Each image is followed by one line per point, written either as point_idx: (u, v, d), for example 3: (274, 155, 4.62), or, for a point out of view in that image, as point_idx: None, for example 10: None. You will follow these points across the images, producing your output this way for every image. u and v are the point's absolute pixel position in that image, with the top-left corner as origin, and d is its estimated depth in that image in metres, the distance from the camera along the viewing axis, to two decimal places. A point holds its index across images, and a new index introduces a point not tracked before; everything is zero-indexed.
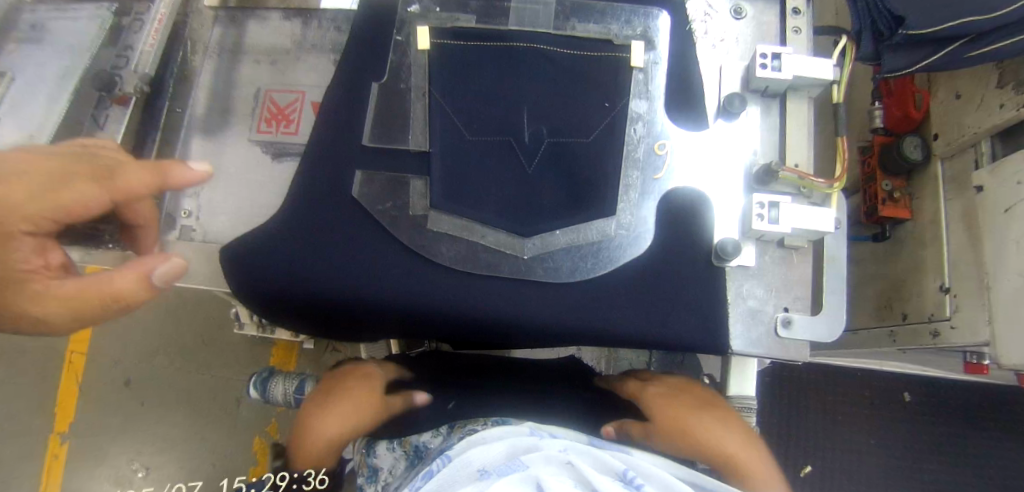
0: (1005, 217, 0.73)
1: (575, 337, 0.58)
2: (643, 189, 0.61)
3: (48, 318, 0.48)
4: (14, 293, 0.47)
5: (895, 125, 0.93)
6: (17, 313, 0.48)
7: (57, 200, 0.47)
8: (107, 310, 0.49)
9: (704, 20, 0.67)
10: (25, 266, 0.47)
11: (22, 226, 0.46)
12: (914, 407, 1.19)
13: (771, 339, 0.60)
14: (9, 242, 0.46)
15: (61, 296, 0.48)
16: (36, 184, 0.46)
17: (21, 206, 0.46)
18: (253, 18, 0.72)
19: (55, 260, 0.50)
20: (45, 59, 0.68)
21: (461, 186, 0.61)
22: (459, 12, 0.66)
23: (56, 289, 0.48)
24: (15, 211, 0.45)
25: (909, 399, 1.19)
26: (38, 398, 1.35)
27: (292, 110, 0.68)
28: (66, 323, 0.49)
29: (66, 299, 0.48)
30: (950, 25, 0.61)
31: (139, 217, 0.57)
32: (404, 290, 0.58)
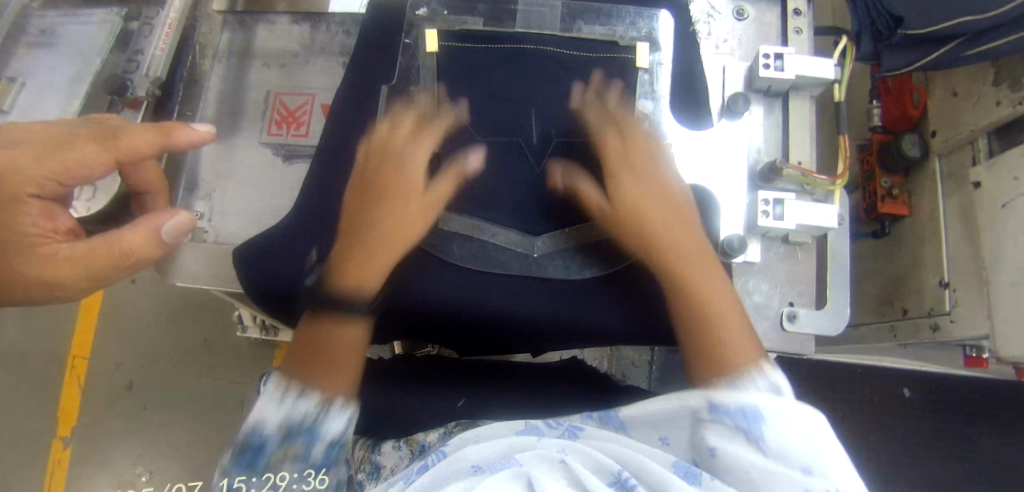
0: (1003, 212, 0.74)
1: (589, 334, 0.60)
2: None
3: (59, 279, 0.51)
4: (28, 254, 0.51)
5: (892, 122, 0.95)
6: (32, 278, 0.51)
7: (58, 160, 0.50)
8: (115, 269, 0.51)
9: (708, 21, 0.68)
10: (35, 230, 0.51)
11: (29, 188, 0.50)
12: (914, 403, 1.21)
13: (778, 333, 0.60)
14: (18, 205, 0.49)
15: (72, 256, 0.51)
16: (40, 147, 0.49)
17: (28, 168, 0.49)
18: (262, 22, 0.73)
19: (64, 227, 0.53)
20: (55, 63, 0.69)
21: (471, 187, 0.62)
22: (467, 16, 0.67)
23: (67, 250, 0.51)
24: (24, 173, 0.49)
25: (909, 395, 1.21)
26: (42, 403, 1.35)
27: (302, 112, 0.69)
28: (78, 283, 0.52)
29: (79, 259, 0.50)
30: (949, 26, 0.62)
31: (147, 181, 0.57)
32: (419, 288, 0.60)
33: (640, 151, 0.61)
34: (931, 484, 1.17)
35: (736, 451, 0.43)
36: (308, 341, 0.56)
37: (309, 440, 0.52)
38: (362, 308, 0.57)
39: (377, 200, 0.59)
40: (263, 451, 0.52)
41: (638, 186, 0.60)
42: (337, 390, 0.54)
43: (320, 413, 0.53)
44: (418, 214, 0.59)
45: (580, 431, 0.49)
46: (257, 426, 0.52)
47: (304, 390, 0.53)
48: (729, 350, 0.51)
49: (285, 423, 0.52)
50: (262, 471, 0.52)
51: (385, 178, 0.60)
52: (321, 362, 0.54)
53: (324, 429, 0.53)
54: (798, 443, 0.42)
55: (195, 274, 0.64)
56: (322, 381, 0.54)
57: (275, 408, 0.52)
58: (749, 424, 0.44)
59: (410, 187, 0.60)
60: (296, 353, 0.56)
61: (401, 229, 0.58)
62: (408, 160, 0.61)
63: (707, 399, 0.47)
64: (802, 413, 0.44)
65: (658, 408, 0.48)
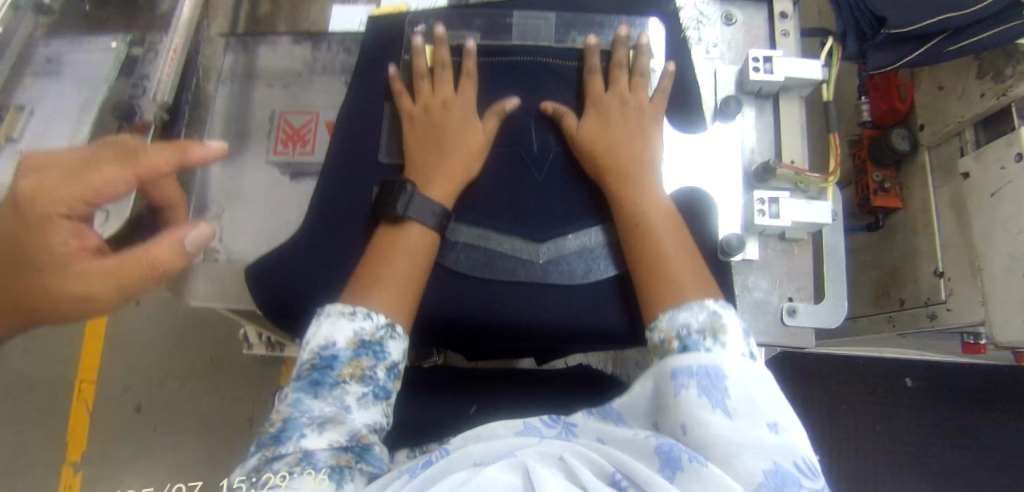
0: (992, 201, 0.76)
1: (596, 336, 0.62)
2: None
3: (89, 295, 0.51)
4: (58, 272, 0.51)
5: (881, 117, 0.97)
6: (59, 294, 0.51)
7: (86, 183, 0.51)
8: (143, 282, 0.52)
9: (698, 27, 0.70)
10: (62, 249, 0.51)
11: (58, 209, 0.50)
12: (916, 391, 1.22)
13: (778, 327, 0.62)
14: (49, 226, 0.50)
15: (101, 271, 0.51)
16: (68, 172, 0.51)
17: (56, 190, 0.50)
18: (263, 43, 0.75)
19: (92, 244, 0.53)
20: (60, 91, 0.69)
21: (475, 198, 0.64)
22: (463, 30, 0.69)
23: (95, 266, 0.51)
24: (53, 194, 0.50)
25: (910, 384, 1.23)
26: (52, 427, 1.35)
27: (307, 130, 0.71)
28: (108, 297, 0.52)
29: (108, 274, 0.51)
30: (929, 23, 0.64)
31: (169, 196, 0.60)
32: (429, 298, 0.62)
33: (612, 108, 0.63)
34: (935, 471, 1.19)
35: (690, 407, 0.44)
36: (371, 259, 0.57)
37: (375, 359, 0.52)
38: (430, 219, 0.59)
39: (427, 150, 0.62)
40: (332, 368, 0.51)
41: (602, 129, 0.61)
42: (398, 314, 0.54)
43: (386, 331, 0.53)
44: (469, 158, 0.62)
45: (574, 427, 0.51)
46: (328, 343, 0.52)
47: (372, 309, 0.53)
48: (678, 279, 0.53)
49: (358, 337, 0.52)
50: (327, 392, 0.50)
51: (433, 127, 0.63)
52: (384, 275, 0.56)
53: (387, 350, 0.53)
54: (751, 403, 0.44)
55: (210, 293, 0.66)
56: (385, 297, 0.54)
57: (347, 326, 0.52)
58: (709, 384, 0.45)
59: (463, 119, 0.63)
60: (363, 268, 0.57)
61: (457, 175, 0.61)
62: (456, 97, 0.64)
63: (668, 361, 0.48)
64: (750, 372, 0.46)
65: (639, 391, 0.50)
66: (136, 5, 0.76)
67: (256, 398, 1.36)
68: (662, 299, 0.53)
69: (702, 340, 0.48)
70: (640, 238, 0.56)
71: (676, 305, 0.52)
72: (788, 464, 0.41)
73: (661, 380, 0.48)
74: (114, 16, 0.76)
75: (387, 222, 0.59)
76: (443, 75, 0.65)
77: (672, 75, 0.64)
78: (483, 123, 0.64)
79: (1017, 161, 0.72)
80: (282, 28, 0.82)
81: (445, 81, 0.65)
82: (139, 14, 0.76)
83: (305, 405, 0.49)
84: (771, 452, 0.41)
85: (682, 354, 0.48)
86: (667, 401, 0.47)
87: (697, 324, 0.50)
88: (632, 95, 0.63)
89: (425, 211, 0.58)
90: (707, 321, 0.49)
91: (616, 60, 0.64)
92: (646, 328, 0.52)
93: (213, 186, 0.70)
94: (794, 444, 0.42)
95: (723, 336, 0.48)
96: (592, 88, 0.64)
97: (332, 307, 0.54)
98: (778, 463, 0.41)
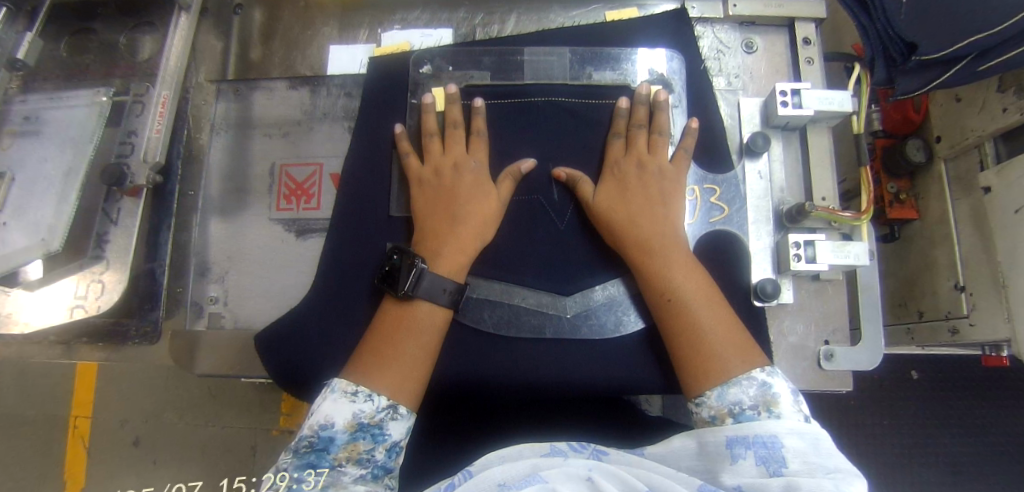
0: (1016, 217, 0.71)
1: (624, 390, 0.60)
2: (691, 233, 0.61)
3: None
4: None
5: (893, 127, 0.95)
6: None
7: None
8: None
9: (718, 57, 0.68)
10: None
11: None
12: (923, 386, 1.07)
13: (815, 372, 0.61)
14: None
15: None
16: None
17: None
18: (258, 90, 0.70)
19: None
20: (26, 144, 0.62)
21: (497, 253, 0.62)
22: (472, 70, 0.66)
23: None
24: None
25: (918, 377, 1.07)
26: (37, 470, 1.26)
27: (311, 184, 0.67)
28: None
29: None
30: (962, 46, 0.61)
31: None
32: (452, 359, 0.60)
33: (630, 172, 0.59)
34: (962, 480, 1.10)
35: (750, 477, 0.43)
36: (377, 335, 0.53)
37: (373, 441, 0.47)
38: (441, 298, 0.54)
39: (433, 217, 0.58)
40: (328, 451, 0.46)
41: (620, 195, 0.58)
42: (404, 394, 0.50)
43: (387, 413, 0.48)
44: (481, 225, 0.57)
45: (604, 455, 0.49)
46: (326, 422, 0.47)
47: (375, 390, 0.49)
48: (721, 353, 0.50)
49: (356, 419, 0.48)
50: (322, 474, 0.45)
51: (442, 192, 0.59)
52: (393, 355, 0.51)
53: (387, 431, 0.48)
54: (813, 470, 0.42)
55: (217, 364, 0.63)
56: (390, 380, 0.49)
57: (345, 407, 0.48)
58: (767, 453, 0.44)
59: (477, 183, 0.59)
60: (369, 345, 0.52)
61: (469, 244, 0.57)
62: (467, 158, 0.60)
63: (719, 431, 0.47)
64: (807, 439, 0.44)
65: (679, 446, 0.49)
66: (116, 53, 0.71)
67: (258, 427, 1.23)
68: (705, 373, 0.50)
69: (757, 415, 0.47)
70: (672, 312, 0.53)
71: (724, 380, 0.50)
72: None
73: (712, 447, 0.47)
74: (94, 63, 0.71)
75: (394, 296, 0.55)
76: (455, 137, 0.61)
77: (695, 132, 0.61)
78: (497, 186, 0.60)
79: None
80: (276, 70, 0.78)
81: (451, 139, 0.61)
82: (120, 62, 0.70)
83: (300, 482, 0.44)
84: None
85: (737, 425, 0.47)
86: (719, 469, 0.46)
87: (750, 400, 0.48)
88: (651, 156, 0.59)
89: (435, 287, 0.54)
90: (760, 396, 0.48)
91: (636, 119, 0.61)
92: (692, 404, 0.51)
93: (214, 246, 0.68)
94: None
95: (777, 408, 0.48)
96: (613, 150, 0.61)
97: (336, 381, 0.50)
98: None
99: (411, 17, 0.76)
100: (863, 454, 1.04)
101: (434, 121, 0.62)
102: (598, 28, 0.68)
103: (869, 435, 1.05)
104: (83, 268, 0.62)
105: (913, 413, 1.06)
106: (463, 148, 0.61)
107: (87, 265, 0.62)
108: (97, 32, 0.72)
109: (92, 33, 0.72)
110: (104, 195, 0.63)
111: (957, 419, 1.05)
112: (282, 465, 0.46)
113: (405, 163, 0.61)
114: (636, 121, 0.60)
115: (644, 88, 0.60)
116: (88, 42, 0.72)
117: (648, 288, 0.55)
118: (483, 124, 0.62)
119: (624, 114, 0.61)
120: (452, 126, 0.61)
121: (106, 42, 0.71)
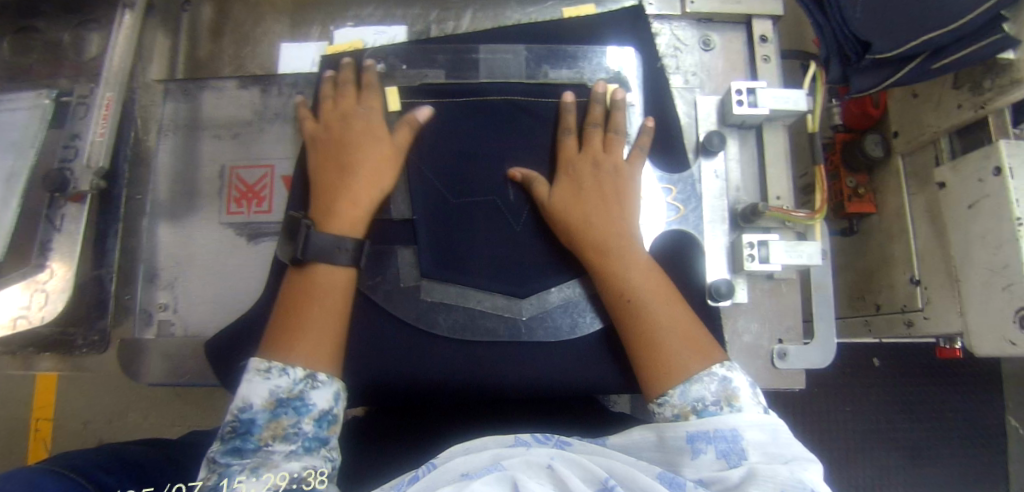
0: (969, 212, 0.72)
1: (581, 391, 0.60)
2: (650, 233, 0.61)
3: None
4: None
5: (853, 121, 0.96)
6: None
7: None
8: None
9: (676, 55, 0.68)
10: None
11: None
12: (885, 373, 1.08)
13: (768, 369, 0.61)
14: None
15: None
16: None
17: None
18: (207, 89, 0.68)
19: None
20: None
21: (451, 255, 0.61)
22: (427, 68, 0.64)
23: None
24: None
25: (880, 364, 1.09)
26: None
27: (262, 186, 0.66)
28: None
29: None
30: (913, 46, 0.61)
31: None
32: (407, 364, 0.59)
33: (586, 172, 0.58)
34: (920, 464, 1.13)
35: (710, 471, 0.44)
36: (284, 308, 0.52)
37: (297, 414, 0.47)
38: (340, 254, 0.54)
39: (326, 176, 0.57)
40: (251, 432, 0.46)
41: (575, 195, 0.57)
42: (319, 362, 0.49)
43: (305, 383, 0.48)
44: (374, 174, 0.57)
45: (568, 445, 0.48)
46: (244, 405, 0.46)
47: (289, 363, 0.48)
48: (678, 353, 0.50)
49: (273, 395, 0.47)
50: (250, 456, 0.45)
51: (335, 146, 0.58)
52: (301, 323, 0.50)
53: (310, 401, 0.47)
54: (770, 461, 0.43)
55: (170, 371, 0.62)
56: (305, 350, 0.49)
57: (260, 385, 0.47)
58: (728, 447, 0.45)
59: (369, 133, 0.58)
60: (277, 320, 0.51)
61: (362, 194, 0.56)
62: (357, 108, 0.60)
63: (681, 427, 0.47)
64: (766, 430, 0.45)
65: (639, 438, 0.49)
66: (62, 51, 0.68)
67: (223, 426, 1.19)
68: (664, 374, 0.50)
69: (719, 411, 0.47)
70: (630, 312, 0.53)
71: (684, 379, 0.50)
72: None
73: (672, 442, 0.47)
74: (38, 63, 0.68)
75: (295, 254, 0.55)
76: (344, 90, 0.61)
77: (651, 131, 0.60)
78: (393, 135, 0.59)
79: (994, 175, 0.68)
80: (227, 67, 0.76)
81: (341, 93, 0.61)
82: (65, 62, 0.67)
83: (228, 469, 0.43)
84: (787, 487, 0.39)
85: (700, 420, 0.47)
86: (679, 462, 0.46)
87: (712, 395, 0.48)
88: (607, 155, 0.59)
89: (327, 245, 0.54)
90: (720, 391, 0.48)
91: (591, 117, 0.60)
92: (653, 404, 0.50)
93: (163, 252, 0.66)
94: (809, 480, 0.40)
95: (738, 402, 0.48)
96: (567, 148, 0.60)
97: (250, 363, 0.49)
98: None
99: (364, 13, 0.75)
100: (827, 440, 1.06)
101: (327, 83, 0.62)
102: (553, 26, 0.67)
103: (832, 423, 1.07)
104: (27, 276, 0.59)
105: (873, 400, 1.08)
106: (354, 99, 0.60)
107: (30, 273, 0.59)
108: (40, 29, 0.69)
109: (35, 31, 0.69)
110: (47, 201, 0.61)
111: (915, 405, 1.07)
112: (211, 457, 0.45)
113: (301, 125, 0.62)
114: (592, 120, 0.59)
115: (600, 87, 0.60)
116: (31, 42, 0.69)
117: (605, 289, 0.55)
118: (374, 78, 0.61)
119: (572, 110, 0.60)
120: (342, 82, 0.61)
121: (49, 40, 0.69)
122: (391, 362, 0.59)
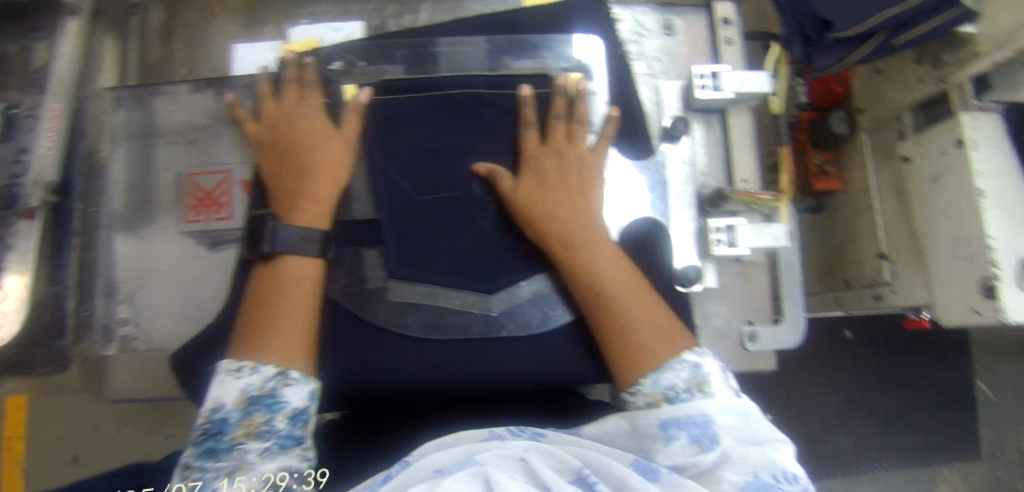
0: (934, 186, 0.73)
1: (557, 384, 0.60)
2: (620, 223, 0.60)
3: None
4: None
5: (819, 100, 0.94)
6: None
7: None
8: None
9: (638, 41, 0.67)
10: None
11: None
12: (859, 344, 1.10)
13: (738, 352, 0.62)
14: None
15: None
16: None
17: None
18: (160, 94, 0.66)
19: None
20: None
21: (417, 254, 0.60)
22: (386, 65, 0.63)
23: None
24: None
25: (852, 336, 1.10)
26: None
27: (221, 192, 0.64)
28: None
29: None
30: (877, 20, 0.61)
31: None
32: (380, 365, 0.58)
33: (548, 163, 0.57)
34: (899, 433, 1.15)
35: (683, 458, 0.44)
36: (252, 304, 0.51)
37: (270, 412, 0.46)
38: (307, 250, 0.53)
39: (284, 172, 0.56)
40: (223, 432, 0.45)
41: (538, 188, 0.56)
42: (291, 358, 0.48)
43: (277, 381, 0.47)
44: (332, 170, 0.56)
45: (543, 437, 0.48)
46: (216, 405, 0.45)
47: (260, 361, 0.47)
48: (647, 340, 0.50)
49: (245, 394, 0.46)
50: (223, 457, 0.44)
51: (286, 146, 0.57)
52: (271, 320, 0.50)
53: (283, 398, 0.47)
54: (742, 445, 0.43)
55: None
56: (274, 347, 0.48)
57: (233, 385, 0.46)
58: (700, 432, 0.44)
59: (316, 130, 0.57)
60: (243, 323, 0.51)
61: (324, 192, 0.56)
62: (299, 106, 0.58)
63: (654, 414, 0.46)
64: (738, 414, 0.45)
65: (614, 426, 0.48)
66: None
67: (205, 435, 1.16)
68: (634, 363, 0.50)
69: (692, 397, 0.47)
70: (598, 303, 0.53)
71: (657, 367, 0.49)
72: (767, 476, 0.40)
73: (645, 429, 0.46)
74: None
75: (260, 259, 0.54)
76: (289, 88, 0.59)
77: (615, 119, 0.59)
78: (343, 128, 0.59)
79: (958, 148, 0.67)
80: (181, 72, 0.75)
81: (284, 92, 0.59)
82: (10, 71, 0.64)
83: (203, 471, 0.43)
84: (757, 469, 0.41)
85: (672, 407, 0.46)
86: (653, 449, 0.46)
87: (683, 383, 0.48)
88: (569, 146, 0.58)
89: (291, 239, 0.53)
90: (692, 377, 0.48)
91: (554, 109, 0.59)
92: (627, 393, 0.50)
93: (122, 266, 0.64)
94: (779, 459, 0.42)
95: (709, 388, 0.47)
96: (529, 142, 0.59)
97: (220, 364, 0.48)
98: (759, 475, 0.40)
99: (321, 10, 0.74)
100: (806, 414, 1.07)
101: (268, 83, 0.61)
102: (514, 16, 0.66)
103: (810, 397, 1.08)
104: None
105: (850, 372, 1.09)
106: (298, 97, 0.59)
107: None
108: None
109: None
110: None
111: (889, 375, 1.09)
112: (184, 461, 0.44)
113: (244, 129, 0.60)
114: (554, 112, 0.58)
115: (563, 79, 0.59)
116: None
117: (571, 280, 0.54)
118: (315, 76, 0.60)
119: (529, 103, 0.59)
120: (288, 79, 0.60)
121: None
122: (359, 365, 0.58)
